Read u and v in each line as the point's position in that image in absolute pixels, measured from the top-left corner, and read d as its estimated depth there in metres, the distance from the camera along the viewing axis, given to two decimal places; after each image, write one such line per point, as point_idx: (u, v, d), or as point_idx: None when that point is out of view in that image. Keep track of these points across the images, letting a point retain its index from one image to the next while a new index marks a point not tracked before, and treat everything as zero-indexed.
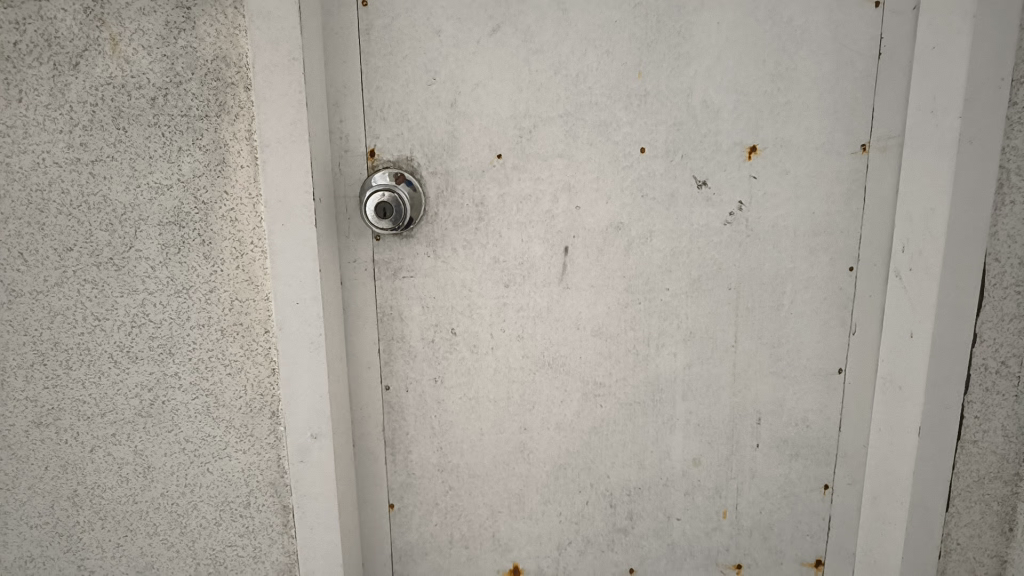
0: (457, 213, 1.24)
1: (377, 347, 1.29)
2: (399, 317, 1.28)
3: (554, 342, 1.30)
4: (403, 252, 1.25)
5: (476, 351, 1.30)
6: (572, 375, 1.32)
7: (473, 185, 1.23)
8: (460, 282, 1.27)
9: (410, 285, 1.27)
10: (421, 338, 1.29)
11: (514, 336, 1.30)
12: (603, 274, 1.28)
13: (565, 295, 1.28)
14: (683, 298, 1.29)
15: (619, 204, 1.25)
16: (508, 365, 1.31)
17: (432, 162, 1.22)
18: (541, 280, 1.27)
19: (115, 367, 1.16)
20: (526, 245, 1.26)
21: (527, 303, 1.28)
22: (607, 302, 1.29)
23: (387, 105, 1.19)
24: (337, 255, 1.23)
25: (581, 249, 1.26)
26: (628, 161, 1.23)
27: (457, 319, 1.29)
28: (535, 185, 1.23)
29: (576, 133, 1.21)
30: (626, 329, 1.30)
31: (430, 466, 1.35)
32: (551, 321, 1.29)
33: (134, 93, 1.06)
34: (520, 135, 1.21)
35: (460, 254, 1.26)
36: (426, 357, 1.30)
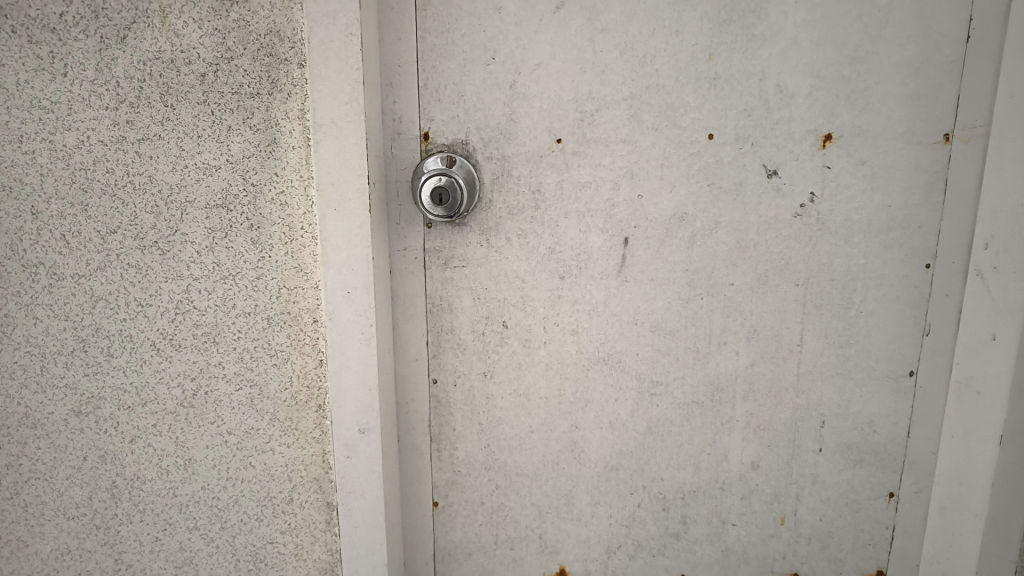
0: (513, 201, 1.18)
1: (426, 339, 1.24)
2: (449, 308, 1.23)
3: (611, 338, 1.24)
4: (455, 240, 1.20)
5: (528, 346, 1.24)
6: (628, 373, 1.26)
7: (530, 171, 1.17)
8: (513, 273, 1.21)
9: (462, 275, 1.21)
10: (471, 331, 1.24)
11: (568, 331, 1.23)
12: (663, 267, 1.21)
13: (623, 289, 1.22)
14: (748, 293, 1.23)
15: (683, 194, 1.18)
16: (561, 361, 1.25)
17: (488, 146, 1.16)
18: (599, 272, 1.21)
19: (157, 356, 1.11)
20: (584, 235, 1.20)
21: (583, 296, 1.22)
22: (667, 297, 1.22)
23: (444, 85, 1.14)
24: (386, 244, 1.17)
25: (642, 240, 1.20)
26: (695, 148, 1.16)
27: (509, 311, 1.23)
28: (595, 172, 1.17)
29: (640, 118, 1.15)
30: (686, 325, 1.24)
31: (476, 464, 1.30)
32: (608, 316, 1.23)
33: (183, 69, 1.01)
34: (582, 118, 1.15)
35: (515, 243, 1.20)
36: (476, 351, 1.24)
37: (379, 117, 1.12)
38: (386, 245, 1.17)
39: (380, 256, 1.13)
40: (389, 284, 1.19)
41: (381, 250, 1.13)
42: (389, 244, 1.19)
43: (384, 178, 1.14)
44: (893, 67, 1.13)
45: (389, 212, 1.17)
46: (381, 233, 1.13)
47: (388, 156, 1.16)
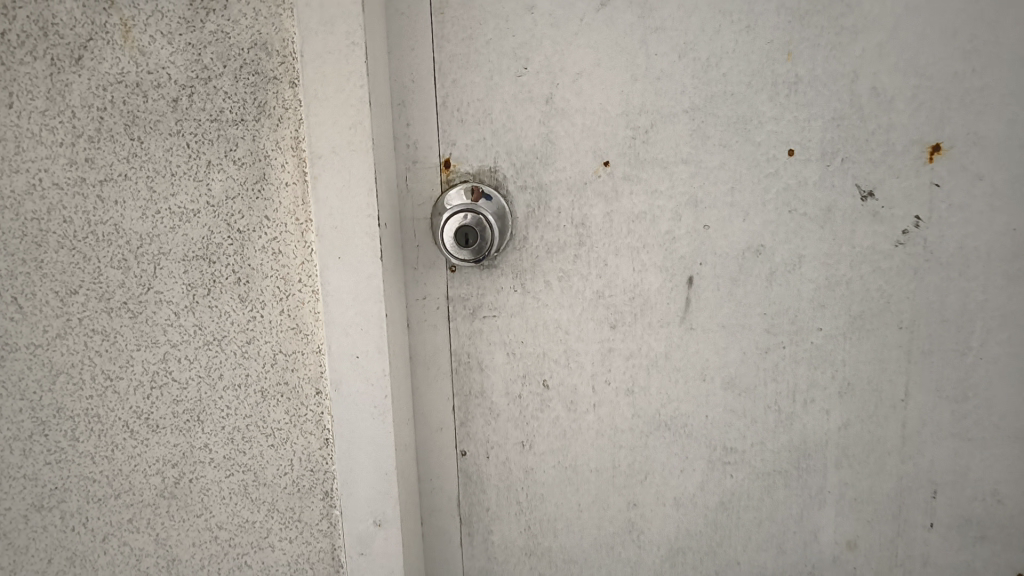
0: (552, 238, 0.98)
1: (452, 405, 1.04)
2: (479, 367, 1.03)
3: (674, 398, 1.03)
4: (484, 287, 1.00)
5: (574, 410, 1.04)
6: (695, 439, 1.05)
7: (573, 201, 0.97)
8: (554, 323, 1.01)
9: (493, 328, 1.01)
10: (506, 393, 1.03)
11: (622, 391, 1.03)
12: (736, 311, 1.00)
13: (689, 340, 1.01)
14: (839, 340, 1.01)
15: (758, 222, 0.97)
16: (615, 426, 1.04)
17: (521, 173, 0.96)
18: (659, 320, 1.01)
19: (131, 439, 0.92)
20: (639, 276, 0.99)
21: (640, 349, 1.01)
22: (741, 347, 1.01)
23: (467, 103, 0.95)
24: (402, 293, 0.98)
25: (709, 280, 0.99)
26: (772, 168, 0.96)
27: (550, 369, 1.02)
28: (651, 201, 0.97)
29: (705, 134, 0.95)
30: (766, 381, 1.03)
31: (515, 551, 1.09)
32: (671, 372, 1.02)
33: (151, 93, 0.83)
34: (634, 136, 0.95)
35: (556, 288, 1.00)
36: (512, 417, 1.04)
37: (391, 144, 0.93)
38: (402, 293, 0.98)
39: (395, 310, 0.94)
40: (406, 341, 1.00)
41: (396, 301, 0.94)
42: (405, 293, 1.00)
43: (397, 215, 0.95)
44: (1017, 59, 0.92)
45: (405, 255, 0.98)
46: (396, 281, 0.94)
47: (402, 188, 0.97)
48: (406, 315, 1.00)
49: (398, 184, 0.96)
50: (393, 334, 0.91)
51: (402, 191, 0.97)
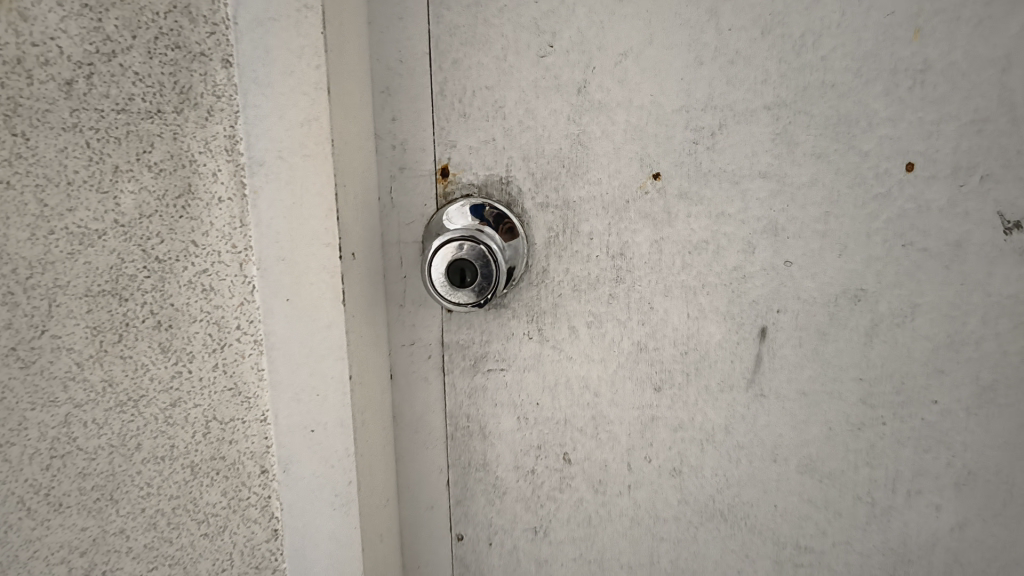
0: (580, 272, 0.75)
1: (445, 478, 0.82)
2: (481, 433, 0.80)
3: (733, 482, 0.80)
4: (489, 332, 0.77)
5: (602, 491, 0.82)
6: (757, 532, 0.81)
7: (609, 225, 0.73)
8: (579, 382, 0.78)
9: (500, 385, 0.78)
10: (515, 467, 0.81)
11: (664, 472, 0.80)
12: (822, 375, 0.76)
13: (756, 409, 0.77)
14: (960, 417, 0.76)
15: (860, 260, 0.72)
16: (656, 514, 0.82)
17: (540, 186, 0.72)
18: (718, 383, 0.77)
19: (27, 519, 0.66)
20: (694, 324, 0.75)
21: (690, 419, 0.78)
22: (826, 421, 0.77)
23: (471, 92, 0.71)
24: (383, 339, 0.76)
25: (789, 333, 0.75)
26: (884, 187, 0.70)
27: (572, 441, 0.80)
28: (714, 228, 0.72)
29: (793, 140, 0.70)
30: (856, 464, 0.78)
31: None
32: (730, 448, 0.79)
33: (38, 72, 0.59)
34: (697, 140, 0.70)
35: (584, 337, 0.77)
36: (521, 497, 0.82)
37: (368, 146, 0.70)
38: (381, 339, 0.75)
39: (370, 365, 0.71)
40: (387, 399, 0.78)
41: (372, 353, 0.71)
42: (387, 337, 0.77)
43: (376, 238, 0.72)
44: None
45: (386, 289, 0.75)
46: (372, 327, 0.71)
47: (384, 204, 0.74)
48: (388, 365, 0.77)
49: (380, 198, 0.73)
50: (363, 399, 0.68)
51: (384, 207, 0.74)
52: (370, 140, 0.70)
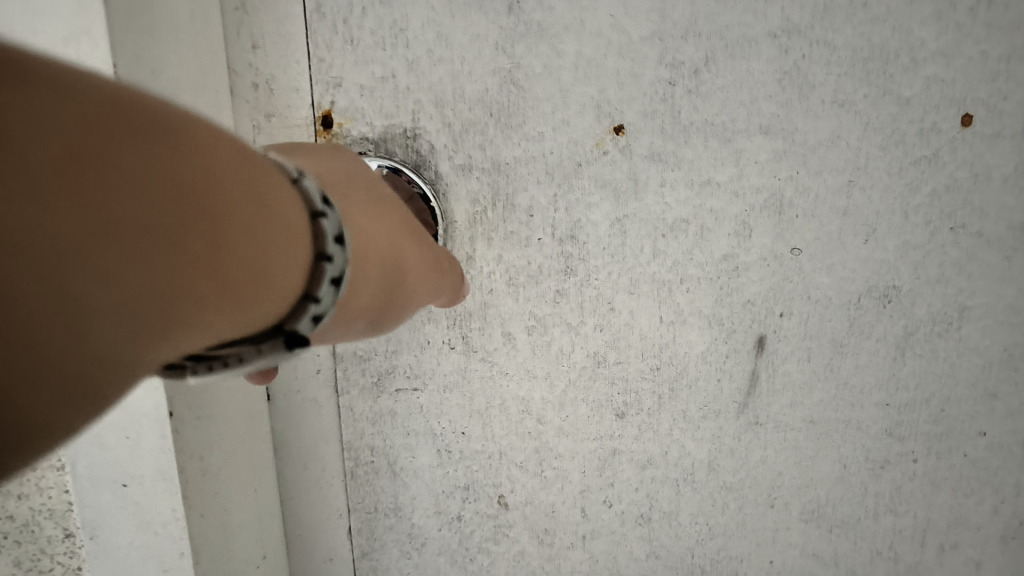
0: (517, 261, 0.55)
1: (347, 526, 0.63)
2: (389, 469, 0.61)
3: (718, 533, 0.62)
4: (396, 339, 0.58)
5: (549, 543, 0.63)
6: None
7: (555, 197, 0.54)
8: (517, 405, 0.59)
9: (412, 407, 0.60)
10: (435, 513, 0.63)
11: (628, 519, 0.62)
12: (836, 400, 0.57)
13: (749, 441, 0.59)
14: (1016, 457, 0.58)
15: (893, 248, 0.53)
16: (620, 571, 0.63)
17: (460, 143, 0.53)
18: (699, 407, 0.58)
19: None
20: (668, 331, 0.56)
21: (663, 452, 0.60)
22: (839, 457, 0.59)
23: (361, 9, 0.51)
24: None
25: (794, 344, 0.56)
26: (929, 149, 0.51)
27: (508, 479, 0.61)
28: (696, 202, 0.53)
29: (805, 80, 0.50)
30: (877, 513, 0.60)
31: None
32: (714, 490, 0.61)
33: None
34: (672, 80, 0.51)
35: (523, 348, 0.58)
36: (445, 548, 0.64)
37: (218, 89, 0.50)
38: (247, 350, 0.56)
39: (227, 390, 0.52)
40: (263, 429, 0.58)
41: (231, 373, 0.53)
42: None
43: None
44: None
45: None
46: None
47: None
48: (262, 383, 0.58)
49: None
50: (212, 438, 0.50)
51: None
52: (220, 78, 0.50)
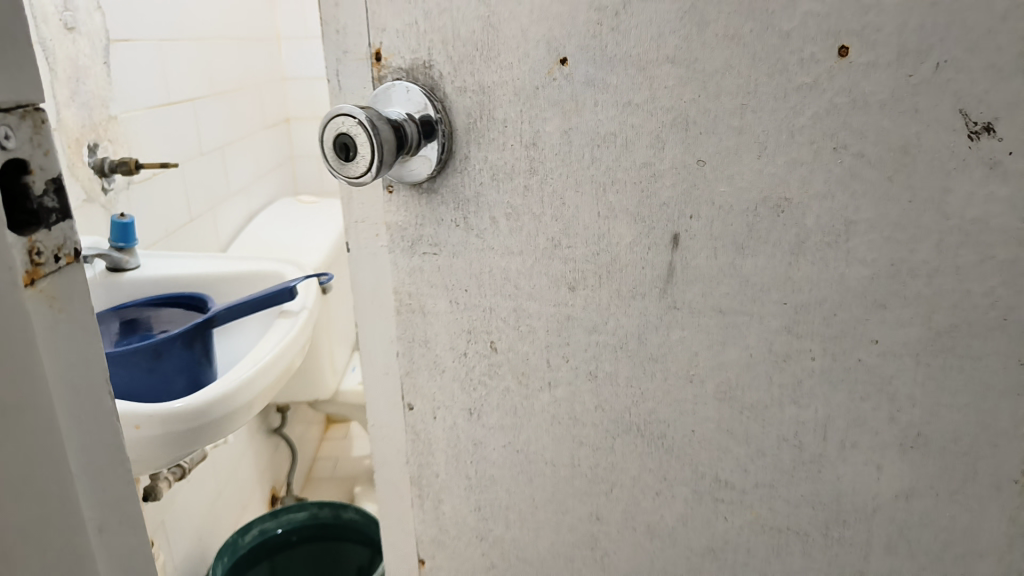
0: (498, 162, 0.69)
1: (394, 350, 0.79)
2: (421, 312, 0.77)
3: (648, 398, 0.73)
4: (420, 215, 0.73)
5: (528, 385, 0.77)
6: (676, 457, 0.74)
7: (520, 112, 0.67)
8: (500, 272, 0.73)
9: (434, 268, 0.75)
10: (453, 349, 0.78)
11: (579, 373, 0.75)
12: (739, 294, 0.66)
13: (669, 322, 0.69)
14: (906, 363, 0.63)
15: (783, 164, 0.61)
16: (573, 418, 0.77)
17: (458, 70, 0.67)
18: (628, 288, 0.70)
19: None
20: (603, 225, 0.68)
21: (603, 323, 0.72)
22: (745, 345, 0.67)
23: None
24: (65, 349, 0.30)
25: (703, 243, 0.66)
26: (809, 78, 0.58)
27: (500, 330, 0.75)
28: (621, 119, 0.64)
29: (703, 20, 0.60)
30: (781, 401, 0.68)
31: (470, 529, 0.85)
32: (644, 360, 0.72)
33: None
34: (599, 22, 0.62)
35: (506, 227, 0.71)
36: (460, 378, 0.79)
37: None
38: (81, 349, 0.31)
39: (42, 419, 0.29)
40: (86, 509, 0.32)
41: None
42: (96, 357, 0.33)
43: (14, 197, 0.28)
44: None
45: (79, 274, 0.32)
46: (29, 336, 0.28)
47: (25, 141, 0.28)
48: (101, 408, 0.33)
49: (20, 110, 0.28)
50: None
51: (15, 132, 0.28)
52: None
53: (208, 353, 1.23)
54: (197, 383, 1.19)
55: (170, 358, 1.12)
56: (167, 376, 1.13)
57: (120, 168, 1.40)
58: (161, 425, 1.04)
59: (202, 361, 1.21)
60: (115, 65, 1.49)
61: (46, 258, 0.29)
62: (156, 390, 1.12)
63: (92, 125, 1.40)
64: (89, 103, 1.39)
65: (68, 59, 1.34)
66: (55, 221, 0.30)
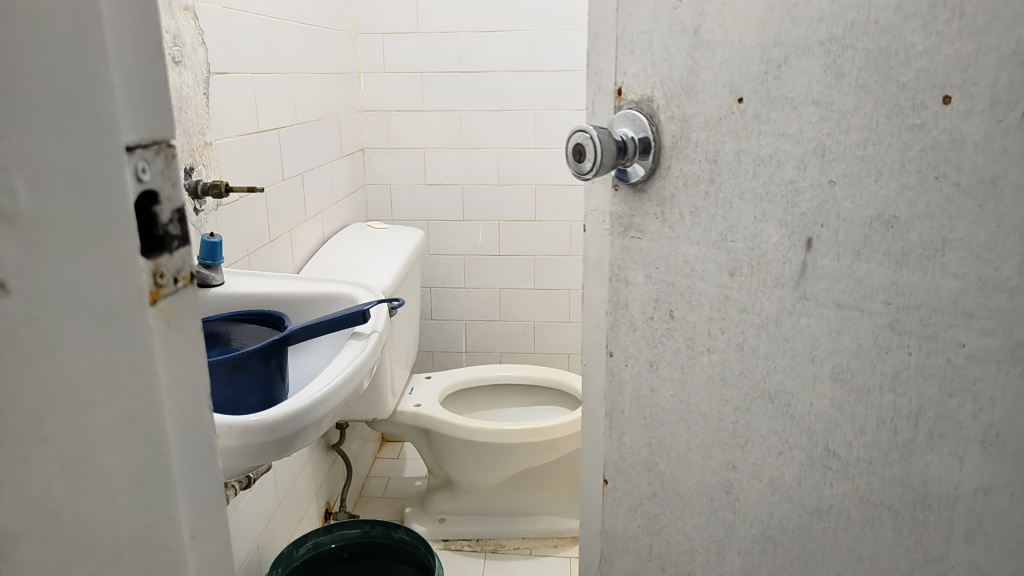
0: (692, 173, 0.77)
1: (606, 309, 0.89)
2: (626, 284, 0.86)
3: (778, 369, 0.77)
4: (634, 207, 0.82)
5: (693, 347, 0.83)
6: (795, 424, 0.78)
7: (707, 136, 0.75)
8: (683, 257, 0.80)
9: (640, 250, 0.83)
10: (647, 315, 0.85)
11: (732, 344, 0.80)
12: (852, 289, 0.70)
13: (798, 310, 0.74)
14: (992, 366, 0.64)
15: (894, 187, 0.65)
16: (721, 376, 0.82)
17: (673, 104, 0.76)
18: (771, 278, 0.75)
19: None
20: (756, 226, 0.74)
21: (753, 305, 0.77)
22: (857, 335, 0.71)
23: (633, 34, 0.77)
24: (174, 364, 0.34)
25: (831, 248, 0.70)
26: (917, 120, 0.63)
27: (677, 300, 0.82)
28: (776, 145, 0.70)
29: (841, 71, 0.65)
30: (882, 387, 0.71)
31: (641, 460, 0.92)
32: (778, 340, 0.76)
33: None
34: (766, 72, 0.69)
35: (697, 218, 0.78)
36: (647, 336, 0.86)
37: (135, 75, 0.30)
38: (190, 366, 0.34)
39: (153, 435, 0.33)
40: (180, 513, 0.35)
41: (113, 415, 0.31)
42: (204, 375, 0.36)
43: (146, 223, 0.32)
44: None
45: (192, 295, 0.35)
46: (149, 351, 0.32)
47: (157, 174, 0.32)
48: (203, 419, 0.36)
49: (154, 146, 0.31)
50: (99, 495, 0.31)
51: (150, 165, 0.31)
52: (122, 67, 0.29)
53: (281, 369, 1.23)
54: (271, 400, 1.19)
55: (247, 372, 1.13)
56: (243, 389, 1.15)
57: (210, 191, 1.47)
58: (241, 437, 1.06)
59: (277, 377, 1.21)
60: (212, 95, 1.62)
61: (169, 277, 0.33)
62: (232, 401, 1.14)
63: (189, 150, 1.52)
64: (189, 130, 1.51)
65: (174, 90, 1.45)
66: (176, 246, 0.33)
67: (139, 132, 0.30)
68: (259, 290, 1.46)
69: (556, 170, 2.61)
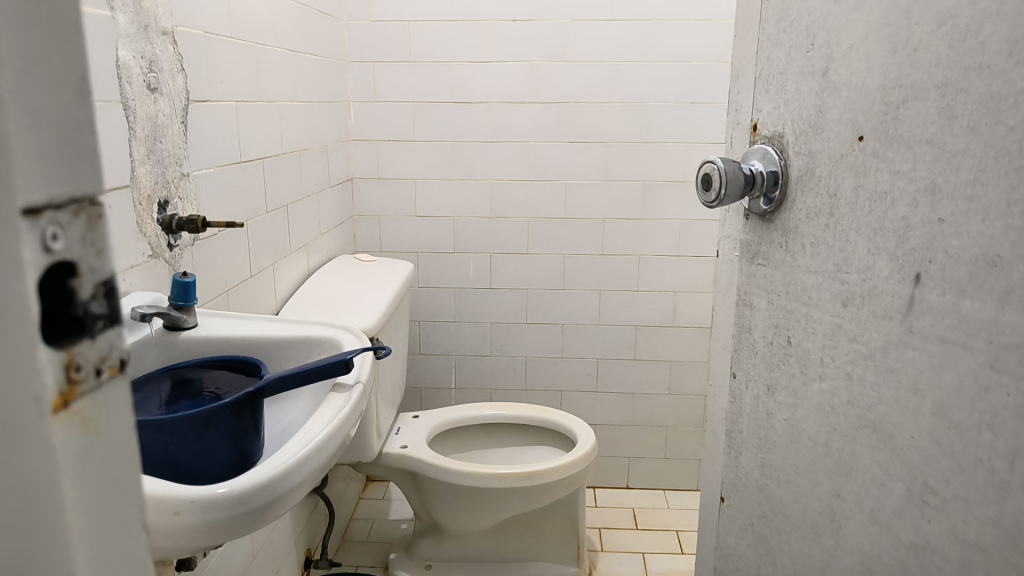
0: (813, 204, 0.79)
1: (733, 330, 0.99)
2: (749, 307, 0.93)
3: (882, 399, 0.72)
4: (763, 236, 0.89)
5: (803, 378, 0.84)
6: (896, 454, 0.70)
7: (831, 168, 0.76)
8: (801, 285, 0.82)
9: (762, 277, 0.89)
10: (768, 339, 0.90)
11: (841, 374, 0.78)
12: (951, 325, 0.62)
13: (906, 346, 0.68)
14: None
15: (1001, 227, 0.57)
16: (830, 404, 0.80)
17: (803, 140, 0.80)
18: (881, 310, 0.71)
19: None
20: (869, 258, 0.72)
21: (865, 337, 0.74)
22: (957, 374, 0.62)
23: (775, 76, 0.84)
24: (89, 475, 0.30)
25: (939, 285, 0.64)
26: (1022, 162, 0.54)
27: (795, 327, 0.84)
28: (891, 182, 0.68)
29: (954, 114, 0.60)
30: (980, 427, 0.60)
31: (754, 479, 0.95)
32: (884, 371, 0.71)
33: None
34: (885, 114, 0.68)
35: (813, 248, 0.79)
36: (765, 358, 0.91)
37: None
38: (112, 472, 0.31)
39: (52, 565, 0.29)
40: None
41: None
42: (133, 480, 0.32)
43: (63, 304, 0.28)
44: None
45: (122, 381, 0.32)
46: (54, 473, 0.28)
47: (75, 240, 0.28)
48: (132, 532, 0.33)
49: (73, 206, 0.28)
50: None
51: (65, 231, 0.28)
52: None
53: (258, 423, 1.13)
54: (243, 454, 1.09)
55: (217, 429, 1.03)
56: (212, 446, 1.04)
57: (188, 225, 1.44)
58: (203, 513, 0.89)
59: (251, 432, 1.11)
60: (191, 126, 1.56)
61: (90, 370, 0.29)
62: (199, 460, 1.03)
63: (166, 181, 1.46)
64: (164, 160, 1.44)
65: (147, 118, 1.39)
66: (102, 327, 0.30)
67: (49, 191, 0.27)
68: (242, 332, 1.37)
69: (552, 204, 2.60)
